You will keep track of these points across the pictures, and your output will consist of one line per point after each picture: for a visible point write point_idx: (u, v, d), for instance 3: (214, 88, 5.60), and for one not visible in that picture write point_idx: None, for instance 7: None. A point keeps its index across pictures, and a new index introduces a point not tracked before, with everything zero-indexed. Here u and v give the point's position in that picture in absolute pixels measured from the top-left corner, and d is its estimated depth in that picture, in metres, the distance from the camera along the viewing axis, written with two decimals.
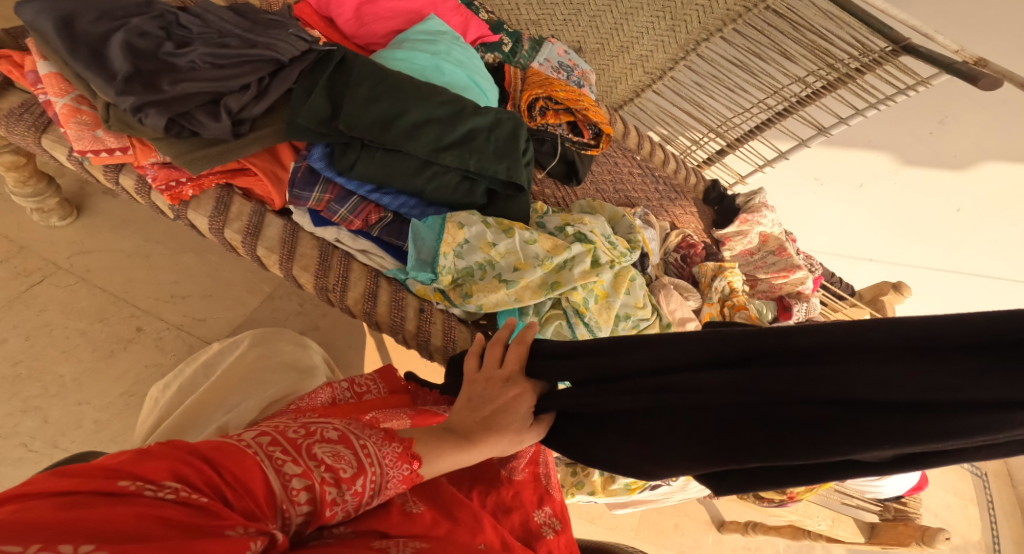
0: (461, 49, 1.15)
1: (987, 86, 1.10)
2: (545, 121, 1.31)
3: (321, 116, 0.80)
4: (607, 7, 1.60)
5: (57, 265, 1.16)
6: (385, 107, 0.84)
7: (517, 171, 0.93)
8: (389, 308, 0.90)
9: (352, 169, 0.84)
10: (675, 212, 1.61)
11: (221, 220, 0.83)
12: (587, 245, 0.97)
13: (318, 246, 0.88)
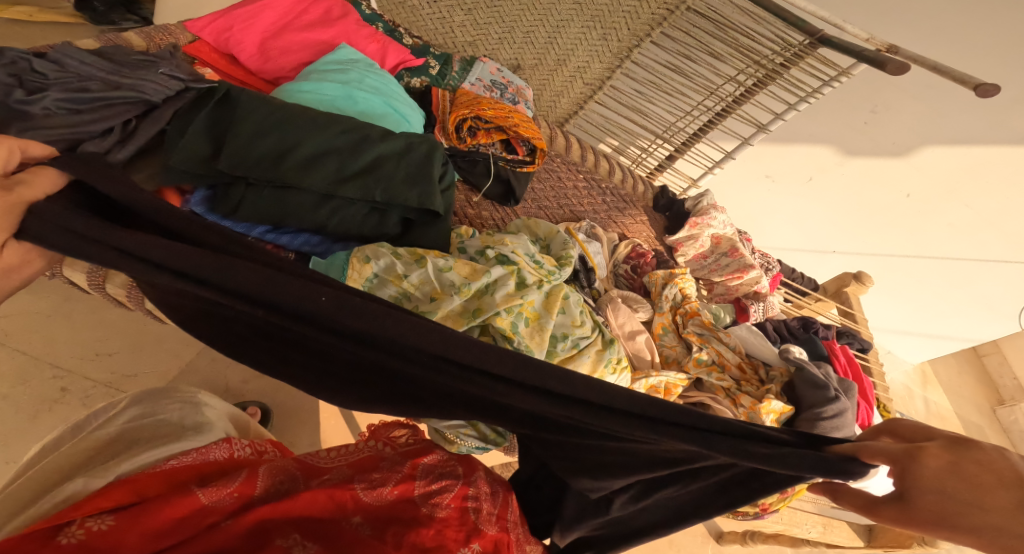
0: (377, 76, 1.11)
1: (894, 70, 1.07)
2: (477, 141, 1.28)
3: (200, 155, 0.85)
4: (537, 22, 1.53)
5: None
6: (275, 145, 0.88)
7: (428, 198, 0.95)
8: None
9: (237, 211, 0.88)
10: (624, 221, 1.58)
11: (97, 276, 1.02)
12: (508, 267, 0.97)
13: None
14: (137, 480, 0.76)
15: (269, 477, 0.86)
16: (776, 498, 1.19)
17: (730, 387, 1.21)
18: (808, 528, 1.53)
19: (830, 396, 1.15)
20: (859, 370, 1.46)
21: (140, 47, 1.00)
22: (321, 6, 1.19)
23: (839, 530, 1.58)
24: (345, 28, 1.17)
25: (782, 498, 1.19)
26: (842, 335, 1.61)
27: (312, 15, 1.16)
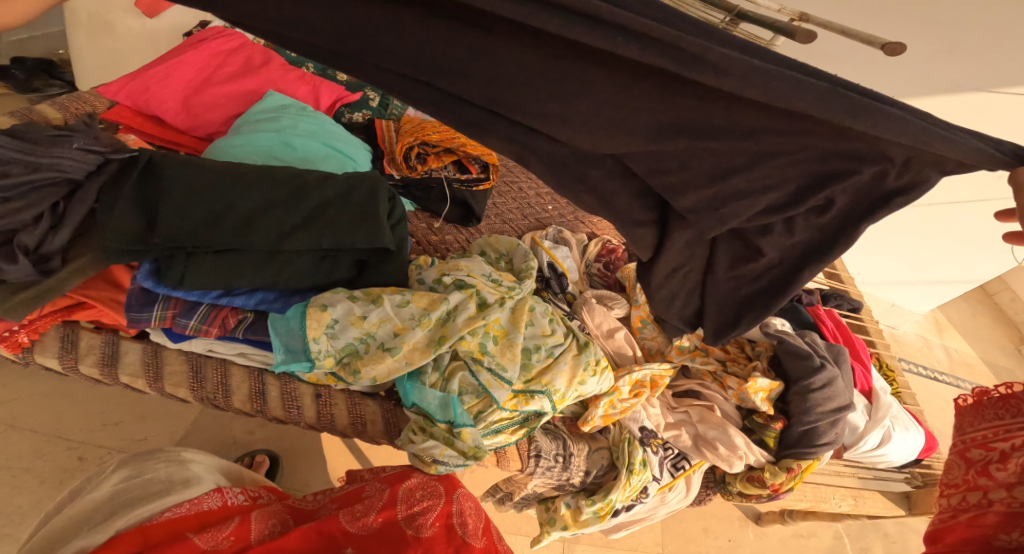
0: (308, 118, 1.11)
1: (804, 38, 1.01)
2: (428, 166, 1.27)
3: (134, 231, 0.86)
4: None
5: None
6: (213, 211, 0.89)
7: (377, 237, 0.97)
8: (280, 400, 1.08)
9: (183, 281, 0.89)
10: (593, 221, 1.54)
11: (70, 358, 1.04)
12: (467, 291, 1.01)
13: (185, 361, 1.06)
14: (133, 532, 0.87)
15: (262, 521, 0.95)
16: (784, 478, 1.16)
17: (716, 370, 1.21)
18: (837, 503, 1.56)
19: (815, 366, 1.14)
20: (850, 332, 1.44)
21: (58, 120, 1.00)
22: (239, 54, 1.18)
23: (875, 499, 1.60)
24: (269, 74, 1.16)
25: (791, 476, 1.16)
26: (829, 298, 1.58)
27: (230, 66, 1.15)
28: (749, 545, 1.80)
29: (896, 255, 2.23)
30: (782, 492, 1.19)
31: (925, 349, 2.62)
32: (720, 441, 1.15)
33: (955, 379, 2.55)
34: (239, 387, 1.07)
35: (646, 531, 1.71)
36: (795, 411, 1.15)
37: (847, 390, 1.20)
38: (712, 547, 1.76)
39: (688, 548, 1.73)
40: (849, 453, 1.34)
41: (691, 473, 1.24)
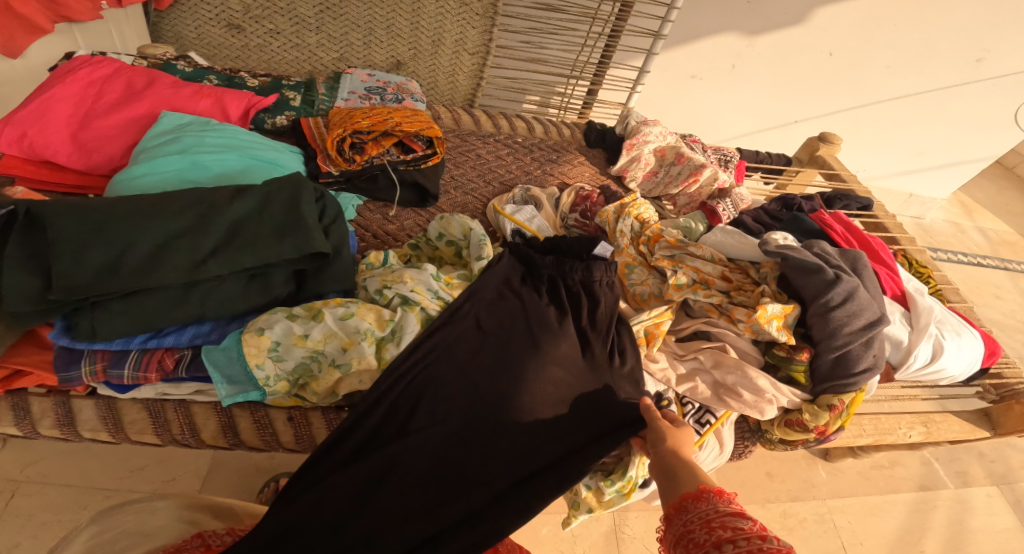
0: (214, 132, 1.01)
1: None
2: (368, 154, 1.15)
3: (35, 291, 0.78)
4: (392, 13, 1.38)
5: (16, 481, 1.14)
6: (112, 250, 0.80)
7: (306, 244, 0.87)
8: (253, 430, 0.93)
9: (96, 334, 0.81)
10: (561, 170, 1.43)
11: (27, 424, 0.89)
12: (411, 308, 0.88)
13: (143, 407, 0.91)
14: None
15: None
16: (829, 418, 1.01)
17: (721, 303, 1.05)
18: (905, 433, 1.42)
19: (830, 279, 0.99)
20: (863, 232, 1.32)
21: None
22: (119, 79, 1.04)
23: (949, 424, 1.44)
24: (161, 94, 1.04)
25: (835, 414, 1.00)
26: (834, 201, 1.48)
27: (112, 94, 1.02)
28: (823, 484, 1.62)
29: (896, 145, 2.23)
30: (829, 434, 1.03)
31: (958, 235, 2.53)
32: (743, 386, 0.99)
33: (1001, 261, 2.42)
34: (206, 424, 0.93)
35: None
36: (820, 335, 0.99)
37: (874, 300, 1.04)
38: (780, 490, 1.57)
39: (755, 495, 1.54)
40: (899, 376, 1.19)
41: (719, 428, 1.05)
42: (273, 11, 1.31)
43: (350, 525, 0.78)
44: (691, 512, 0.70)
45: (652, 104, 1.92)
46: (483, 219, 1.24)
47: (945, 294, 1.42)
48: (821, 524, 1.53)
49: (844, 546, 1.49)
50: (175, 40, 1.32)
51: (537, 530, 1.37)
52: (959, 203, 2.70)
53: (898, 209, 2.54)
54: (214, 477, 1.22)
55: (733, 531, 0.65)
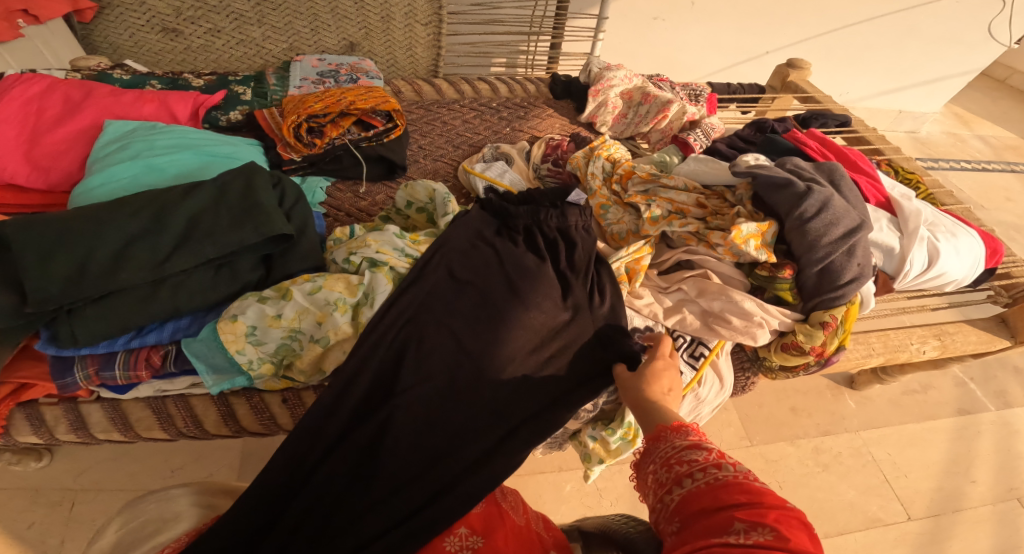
0: (163, 132, 1.01)
1: None
2: (328, 137, 1.13)
3: (9, 307, 0.77)
4: None
5: (72, 490, 1.17)
6: (79, 255, 0.80)
7: (267, 226, 0.87)
8: (251, 414, 0.93)
9: (77, 340, 0.80)
10: (531, 125, 1.41)
11: (44, 430, 0.90)
12: (379, 269, 0.88)
13: (145, 404, 0.92)
14: None
15: None
16: (825, 337, 0.97)
17: (698, 229, 1.03)
18: (918, 347, 1.31)
19: (800, 191, 0.96)
20: (838, 145, 1.29)
21: None
22: (55, 93, 1.02)
23: (965, 334, 1.34)
24: (100, 104, 1.03)
25: (831, 332, 0.97)
26: (810, 121, 1.45)
27: (53, 109, 1.00)
28: (851, 412, 1.59)
29: (875, 64, 2.18)
30: (829, 354, 0.99)
31: (958, 145, 2.46)
32: (730, 312, 0.97)
33: (1007, 164, 2.36)
34: (207, 414, 0.93)
35: (724, 428, 1.51)
36: (800, 251, 0.97)
37: (852, 208, 1.01)
38: (808, 425, 1.55)
39: (782, 433, 1.52)
40: (899, 286, 1.14)
41: (715, 359, 1.01)
42: (207, 9, 1.29)
43: (354, 494, 0.79)
44: (653, 454, 0.70)
45: (619, 53, 1.89)
46: (454, 182, 1.23)
47: (940, 199, 1.39)
48: (859, 458, 1.50)
49: (886, 480, 1.47)
50: (113, 52, 1.31)
51: (561, 487, 1.37)
52: (954, 115, 2.63)
53: (889, 126, 2.49)
54: (249, 466, 1.24)
55: (689, 465, 0.65)
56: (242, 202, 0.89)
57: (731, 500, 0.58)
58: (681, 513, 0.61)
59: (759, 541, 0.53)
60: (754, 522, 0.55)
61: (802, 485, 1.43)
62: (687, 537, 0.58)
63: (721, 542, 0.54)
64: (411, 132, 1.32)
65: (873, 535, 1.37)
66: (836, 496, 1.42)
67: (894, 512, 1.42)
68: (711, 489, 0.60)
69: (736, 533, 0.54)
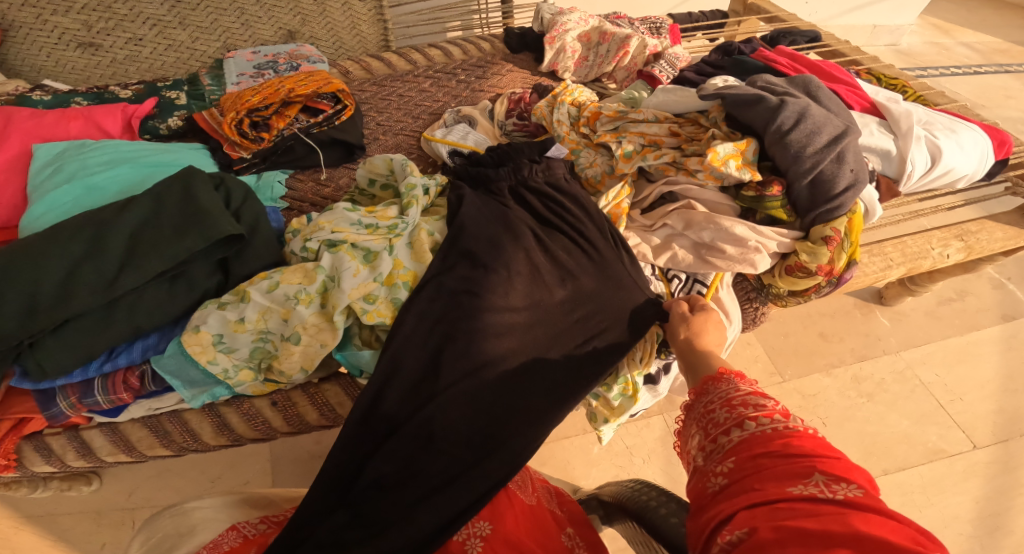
0: (94, 149, 0.95)
1: None
2: (274, 129, 1.07)
3: None
4: None
5: (129, 509, 1.13)
6: (27, 284, 0.73)
7: (213, 230, 0.79)
8: (246, 421, 0.84)
9: (46, 374, 0.73)
10: (492, 83, 1.33)
11: (53, 460, 0.83)
12: (338, 249, 0.80)
13: (142, 426, 0.84)
14: None
15: None
16: (831, 253, 0.88)
17: (675, 158, 0.96)
18: (940, 252, 1.21)
19: (774, 105, 0.88)
20: (809, 59, 1.19)
21: None
22: None
23: (990, 232, 1.24)
24: (23, 128, 0.97)
25: (836, 247, 0.88)
26: (779, 39, 1.35)
27: None
28: (881, 330, 1.52)
29: None
30: (839, 272, 0.90)
31: (942, 52, 2.33)
32: (722, 240, 0.89)
33: (999, 65, 2.25)
34: (203, 427, 0.84)
35: (753, 365, 1.44)
36: (784, 165, 0.88)
37: (834, 116, 0.93)
38: (842, 351, 1.47)
39: (815, 364, 1.44)
40: (904, 190, 1.03)
41: (716, 295, 0.94)
42: (120, 17, 1.24)
43: (398, 490, 0.69)
44: (711, 394, 0.63)
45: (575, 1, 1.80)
46: (418, 153, 1.17)
47: (931, 100, 1.28)
48: (907, 384, 1.42)
49: (941, 406, 1.39)
50: (34, 73, 1.24)
51: (589, 450, 1.32)
52: (933, 25, 2.47)
53: (868, 41, 2.34)
54: (281, 469, 1.19)
55: (756, 409, 0.58)
56: (184, 207, 0.82)
57: (808, 452, 0.51)
58: (741, 455, 0.54)
59: (847, 496, 0.46)
60: (837, 477, 0.47)
61: (848, 419, 1.35)
62: (748, 485, 0.50)
63: (800, 496, 0.47)
64: (366, 111, 1.24)
65: (938, 468, 1.30)
66: (889, 428, 1.34)
67: (957, 441, 1.34)
68: (784, 437, 0.53)
69: (816, 485, 0.47)
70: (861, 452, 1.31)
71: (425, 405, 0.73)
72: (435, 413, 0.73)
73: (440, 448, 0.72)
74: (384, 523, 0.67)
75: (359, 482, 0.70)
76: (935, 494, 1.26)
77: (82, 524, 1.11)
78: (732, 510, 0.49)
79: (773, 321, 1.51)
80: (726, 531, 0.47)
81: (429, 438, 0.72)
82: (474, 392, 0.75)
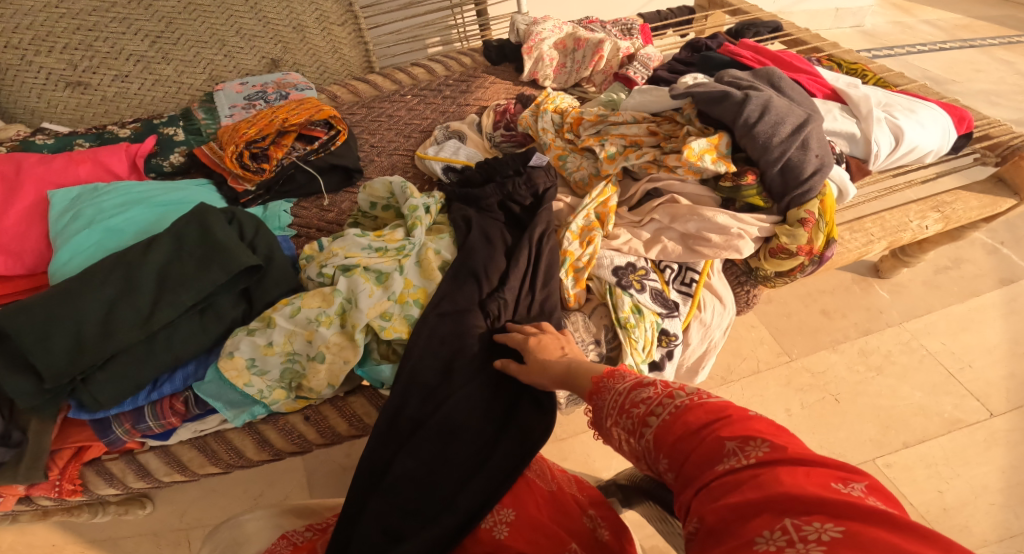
0: (108, 193, 0.99)
1: None
2: (274, 158, 1.10)
3: (30, 389, 0.74)
4: (229, 16, 1.38)
5: (184, 529, 1.16)
6: (72, 323, 0.77)
7: (234, 262, 0.84)
8: (282, 435, 0.89)
9: (100, 404, 0.78)
10: (478, 96, 1.38)
11: (111, 484, 0.87)
12: (351, 271, 0.85)
13: (190, 446, 0.88)
14: None
15: None
16: (809, 234, 0.94)
17: (655, 156, 1.01)
18: (919, 225, 1.27)
19: (739, 99, 0.93)
20: (773, 51, 1.25)
21: None
22: None
23: (964, 201, 1.30)
24: (38, 176, 1.01)
25: (812, 228, 0.94)
26: (743, 32, 1.41)
27: None
28: (877, 303, 1.59)
29: None
30: (819, 250, 0.96)
31: (905, 31, 2.41)
32: (707, 230, 0.94)
33: (962, 41, 2.33)
34: (246, 443, 0.89)
35: (759, 347, 1.49)
36: (755, 155, 0.94)
37: (796, 105, 0.99)
38: (845, 327, 1.53)
39: (820, 341, 1.51)
40: (875, 169, 1.09)
41: (708, 282, 1.00)
42: (103, 55, 1.28)
43: (431, 485, 0.76)
44: (604, 401, 0.66)
45: (548, 9, 1.86)
46: (413, 171, 1.21)
47: (892, 82, 1.35)
48: (913, 355, 1.49)
49: (952, 375, 1.45)
50: (30, 116, 1.27)
51: (608, 442, 1.38)
52: (893, 6, 2.56)
53: (833, 25, 2.41)
54: (319, 481, 1.23)
55: (646, 404, 0.61)
56: (203, 242, 0.86)
57: (708, 422, 0.56)
58: (664, 450, 0.58)
59: (757, 456, 0.50)
60: (744, 440, 0.52)
61: (860, 394, 1.41)
62: (689, 474, 0.54)
63: (725, 471, 0.51)
64: (359, 133, 1.29)
65: (958, 439, 1.35)
66: (903, 400, 1.41)
67: (973, 410, 1.39)
68: (681, 417, 0.58)
69: (733, 456, 0.52)
70: (878, 425, 1.36)
71: (439, 404, 0.81)
72: (448, 411, 0.81)
73: (461, 441, 0.80)
74: (428, 515, 0.73)
75: (394, 485, 0.76)
76: (959, 465, 1.31)
77: (140, 547, 1.14)
78: (688, 501, 0.54)
79: (775, 302, 1.57)
80: (688, 523, 0.52)
81: (449, 434, 0.80)
82: (481, 387, 0.83)
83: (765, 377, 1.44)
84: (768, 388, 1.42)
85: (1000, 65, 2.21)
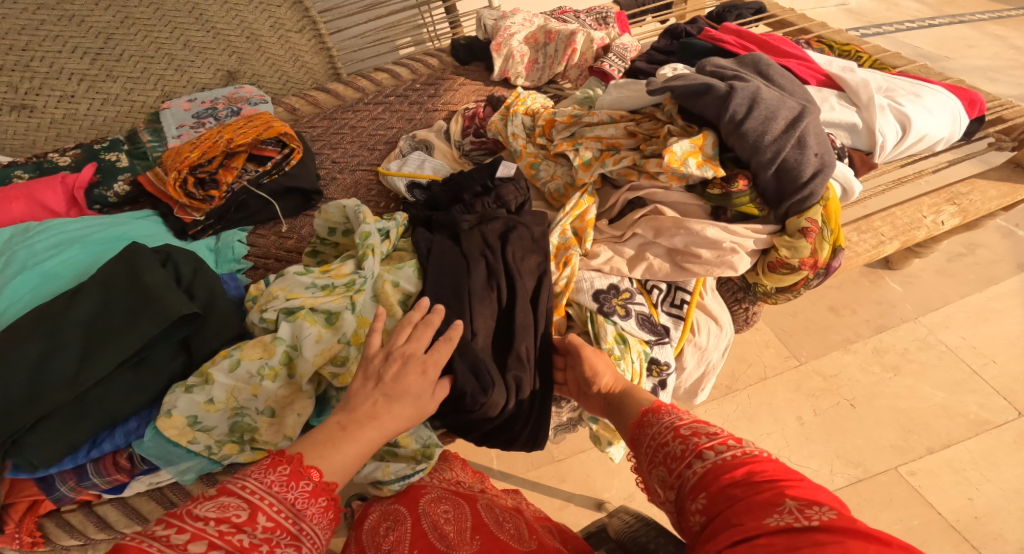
0: (41, 232, 0.90)
1: None
2: (223, 183, 1.01)
3: None
4: (171, 27, 1.28)
5: None
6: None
7: (169, 308, 0.75)
8: None
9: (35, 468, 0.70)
10: (446, 100, 1.29)
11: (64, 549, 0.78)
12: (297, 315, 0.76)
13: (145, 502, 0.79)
14: None
15: None
16: (811, 245, 0.84)
17: (635, 161, 0.92)
18: (933, 220, 1.16)
19: (724, 92, 0.84)
20: (757, 35, 1.15)
21: None
22: None
23: (981, 191, 1.20)
24: None
25: (816, 237, 0.84)
26: (726, 15, 1.31)
27: None
28: (887, 296, 1.49)
29: None
30: (824, 262, 0.87)
31: (893, 7, 2.30)
32: (696, 244, 0.85)
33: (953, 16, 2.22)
34: None
35: (765, 350, 1.40)
36: (745, 155, 0.84)
37: (788, 95, 0.89)
38: (856, 324, 1.44)
39: (831, 341, 1.41)
40: (880, 161, 0.99)
41: (701, 302, 0.90)
42: (46, 76, 1.18)
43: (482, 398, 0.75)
44: (656, 426, 0.64)
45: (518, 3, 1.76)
46: (378, 187, 1.12)
47: (890, 63, 1.25)
48: (932, 351, 1.39)
49: (975, 372, 1.36)
50: None
51: (608, 461, 1.29)
52: None
53: (817, 5, 2.29)
54: None
55: (709, 438, 0.58)
56: (134, 288, 0.77)
57: (772, 478, 0.50)
58: (711, 489, 0.53)
59: (822, 520, 0.44)
60: (810, 502, 0.46)
61: (877, 396, 1.32)
62: (729, 519, 0.49)
63: (778, 527, 0.45)
64: (320, 148, 1.19)
65: (987, 441, 1.26)
66: (924, 401, 1.32)
67: (1000, 410, 1.30)
68: (747, 463, 0.53)
69: (791, 513, 0.46)
70: (899, 431, 1.28)
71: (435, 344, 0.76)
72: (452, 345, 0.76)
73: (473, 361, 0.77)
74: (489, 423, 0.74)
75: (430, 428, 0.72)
76: (989, 470, 1.22)
77: None
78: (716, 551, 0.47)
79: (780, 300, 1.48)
80: None
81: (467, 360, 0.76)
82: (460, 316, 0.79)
83: (774, 383, 1.35)
84: (777, 396, 1.33)
85: (993, 40, 2.09)
